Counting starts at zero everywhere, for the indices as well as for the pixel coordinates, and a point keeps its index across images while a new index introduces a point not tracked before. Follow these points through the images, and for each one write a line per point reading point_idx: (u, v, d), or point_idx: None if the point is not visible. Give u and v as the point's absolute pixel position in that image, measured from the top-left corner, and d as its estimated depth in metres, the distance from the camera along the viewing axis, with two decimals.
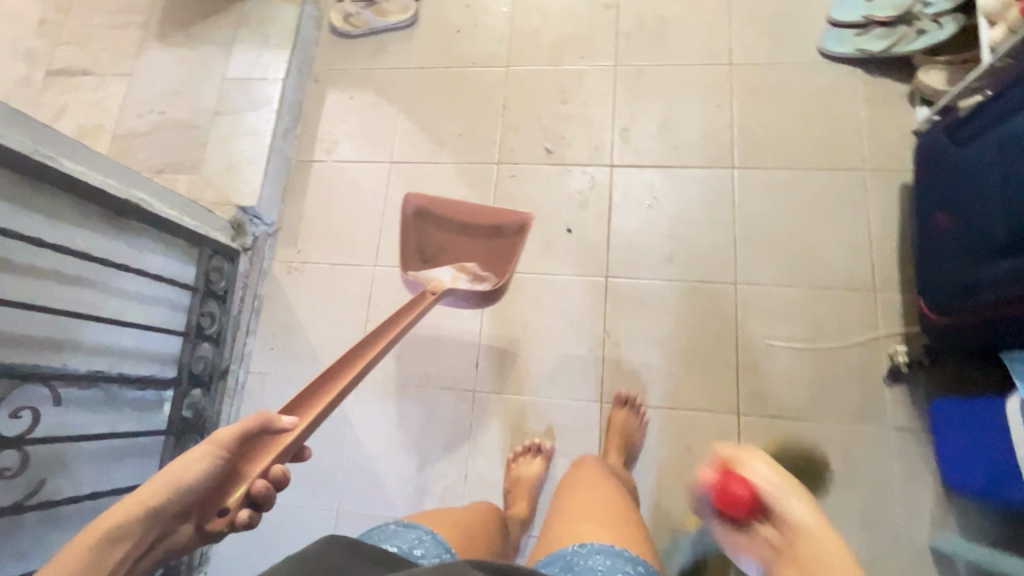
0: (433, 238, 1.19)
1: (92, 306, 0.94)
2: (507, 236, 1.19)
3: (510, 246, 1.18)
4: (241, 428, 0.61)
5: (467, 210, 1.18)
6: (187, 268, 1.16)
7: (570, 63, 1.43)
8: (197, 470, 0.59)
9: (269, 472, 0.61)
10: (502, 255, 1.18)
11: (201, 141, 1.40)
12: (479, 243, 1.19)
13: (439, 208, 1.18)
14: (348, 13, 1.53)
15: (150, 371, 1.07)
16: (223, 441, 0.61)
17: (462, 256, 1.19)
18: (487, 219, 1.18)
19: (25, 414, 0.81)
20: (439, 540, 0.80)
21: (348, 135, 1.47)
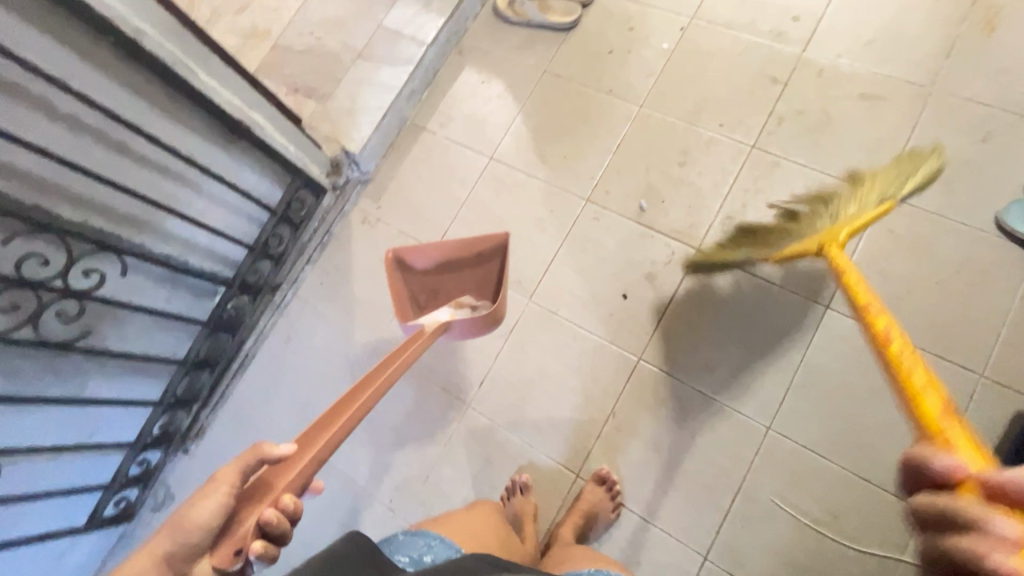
0: (423, 280, 1.21)
1: (180, 203, 1.06)
2: (490, 260, 1.20)
3: (495, 272, 1.20)
4: (244, 462, 0.58)
5: (446, 247, 1.16)
6: (275, 191, 1.28)
7: (705, 127, 1.33)
8: (206, 506, 0.55)
9: (280, 500, 0.58)
10: (490, 278, 1.21)
11: (339, 77, 1.49)
12: (466, 271, 1.21)
13: (416, 251, 1.16)
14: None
15: (213, 269, 1.21)
16: (230, 479, 0.57)
17: (457, 290, 1.22)
18: (466, 250, 1.18)
19: (95, 275, 0.95)
20: (445, 543, 0.91)
21: (465, 117, 1.49)
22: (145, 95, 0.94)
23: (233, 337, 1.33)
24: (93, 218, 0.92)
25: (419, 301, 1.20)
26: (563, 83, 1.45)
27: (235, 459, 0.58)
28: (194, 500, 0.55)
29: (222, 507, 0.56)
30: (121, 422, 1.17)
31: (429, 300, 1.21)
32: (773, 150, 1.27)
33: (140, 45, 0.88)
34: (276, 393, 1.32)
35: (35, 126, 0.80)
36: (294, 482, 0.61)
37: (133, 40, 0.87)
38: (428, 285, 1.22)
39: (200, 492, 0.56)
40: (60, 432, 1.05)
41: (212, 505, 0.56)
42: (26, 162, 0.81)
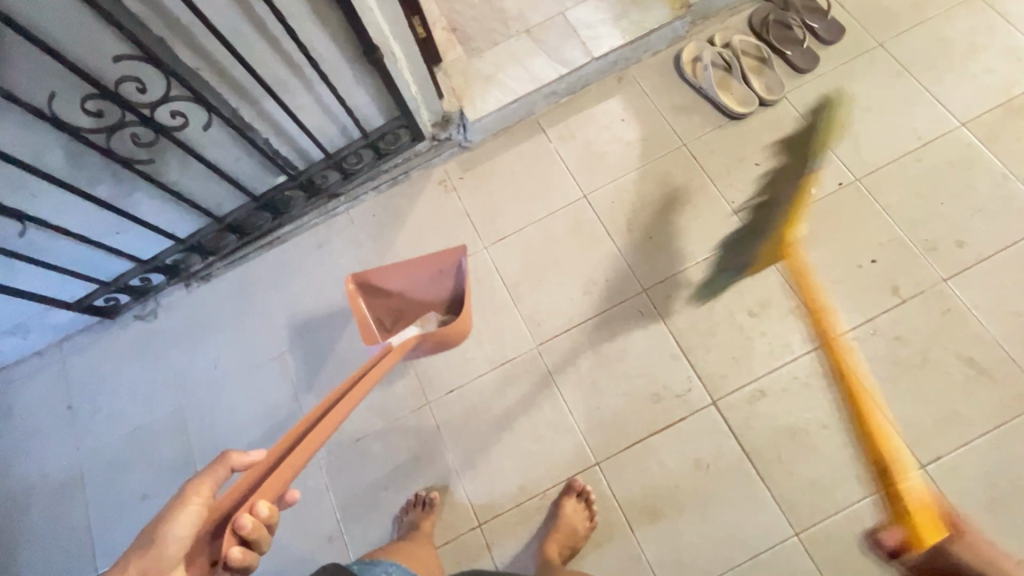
0: (382, 303, 1.25)
1: (286, 91, 1.07)
2: (450, 274, 1.24)
3: (453, 288, 1.25)
4: (215, 474, 0.73)
5: (404, 268, 1.19)
6: (378, 118, 1.27)
7: (799, 292, 1.22)
8: (185, 514, 0.69)
9: (257, 509, 0.60)
10: (453, 291, 1.26)
11: (498, 39, 1.44)
12: (424, 285, 1.25)
13: (374, 275, 1.19)
14: (701, 55, 1.41)
15: (287, 156, 1.23)
16: (205, 490, 0.71)
17: (421, 309, 1.27)
18: (428, 269, 1.21)
19: (181, 119, 0.98)
20: (403, 570, 0.95)
21: (586, 143, 1.42)
22: None
23: (273, 218, 1.36)
24: (203, 70, 0.94)
25: (384, 326, 1.26)
26: (692, 166, 1.36)
27: (204, 474, 0.73)
28: (175, 513, 0.69)
29: (197, 518, 0.69)
30: (143, 241, 1.23)
31: (393, 321, 1.27)
32: (847, 357, 1.17)
33: None
34: (281, 287, 1.39)
35: None
36: (271, 486, 0.62)
37: None
38: (391, 306, 1.27)
39: (178, 505, 0.69)
40: (88, 225, 1.12)
41: (190, 517, 0.69)
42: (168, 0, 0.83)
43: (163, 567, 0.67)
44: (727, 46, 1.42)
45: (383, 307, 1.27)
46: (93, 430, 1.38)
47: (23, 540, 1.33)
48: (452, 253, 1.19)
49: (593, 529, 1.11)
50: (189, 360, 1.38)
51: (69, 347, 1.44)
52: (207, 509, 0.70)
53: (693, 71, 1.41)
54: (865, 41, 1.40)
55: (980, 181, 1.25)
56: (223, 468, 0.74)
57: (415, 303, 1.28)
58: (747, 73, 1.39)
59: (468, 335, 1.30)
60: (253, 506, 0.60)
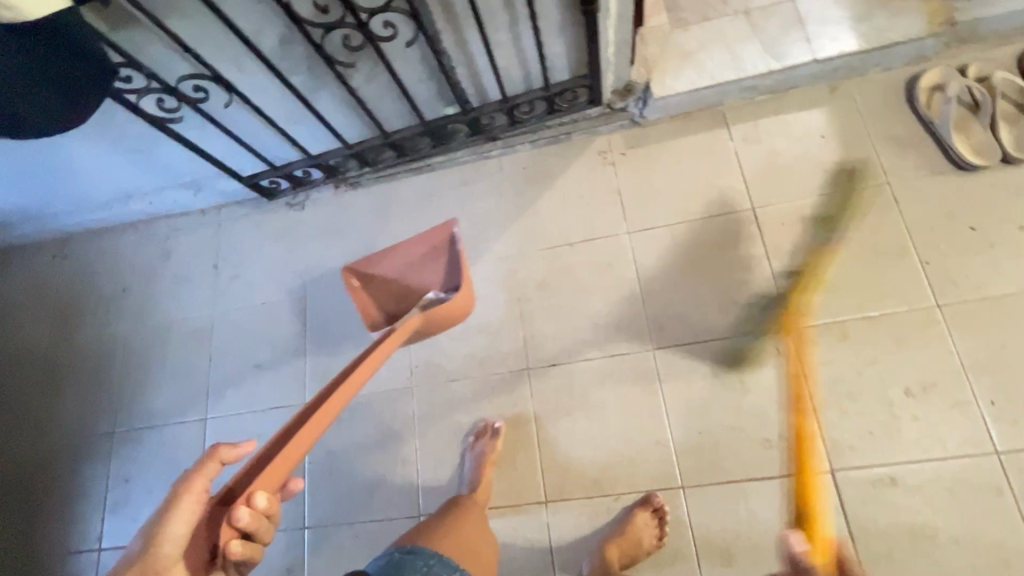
0: (385, 292, 1.30)
1: (492, 23, 1.04)
2: (444, 250, 1.25)
3: (448, 267, 1.26)
4: (207, 471, 0.71)
5: (399, 252, 1.24)
6: (563, 73, 1.22)
7: (974, 386, 1.06)
8: (181, 512, 0.69)
9: (255, 502, 0.68)
10: (447, 268, 1.27)
11: (710, 15, 1.31)
12: (421, 269, 1.28)
13: (367, 262, 1.25)
14: (946, 84, 1.20)
15: (467, 90, 1.22)
16: (201, 488, 0.70)
17: (421, 289, 1.29)
18: (425, 247, 1.24)
19: (390, 30, 0.98)
20: (444, 559, 0.90)
21: (771, 152, 1.28)
22: None
23: (431, 146, 1.37)
24: None
25: (388, 312, 1.30)
26: (888, 209, 1.19)
27: (194, 471, 0.71)
28: (169, 513, 0.69)
29: (191, 514, 0.69)
30: (314, 136, 1.29)
31: (397, 304, 1.30)
32: (1012, 477, 1.00)
33: None
34: (420, 214, 1.43)
35: None
36: (264, 480, 0.70)
37: None
38: (389, 289, 1.31)
39: (171, 504, 0.69)
40: (277, 109, 1.18)
41: (185, 516, 0.69)
42: None
43: (170, 562, 0.68)
44: (982, 78, 1.20)
45: (383, 292, 1.31)
46: (230, 292, 1.53)
47: (156, 366, 1.52)
48: (440, 229, 1.23)
49: (658, 549, 1.08)
50: (321, 256, 1.47)
51: (227, 214, 1.59)
52: (203, 500, 0.70)
53: (927, 99, 1.21)
54: None
55: None
56: (213, 464, 0.72)
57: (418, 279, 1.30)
58: (996, 119, 1.16)
59: (585, 315, 1.26)
60: (250, 497, 0.68)
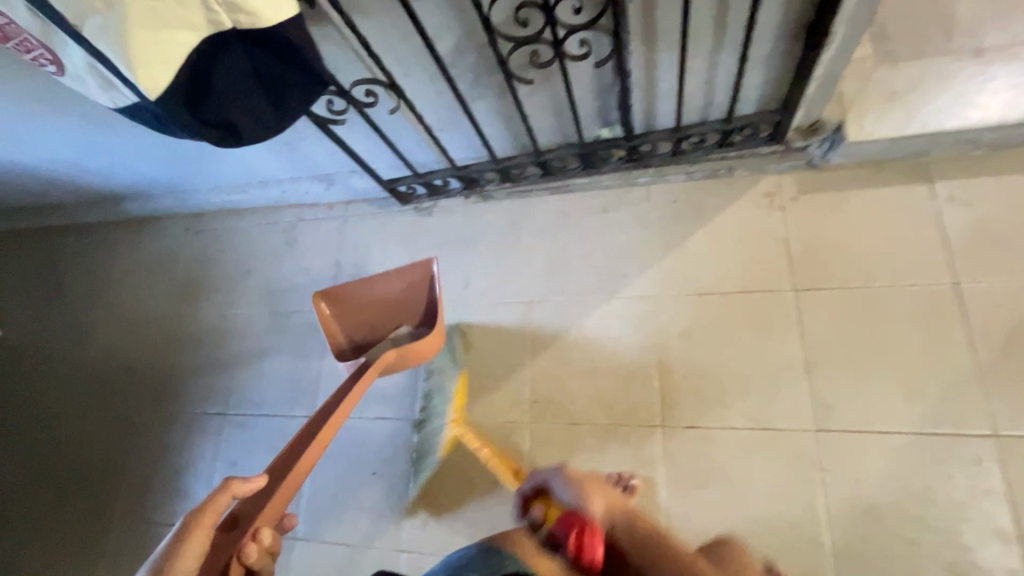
0: (353, 318, 1.19)
1: (696, 48, 0.92)
2: (420, 286, 1.16)
3: (427, 301, 1.17)
4: (219, 503, 0.64)
5: (370, 284, 1.15)
6: (749, 105, 1.08)
7: None
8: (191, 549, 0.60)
9: (264, 536, 0.66)
10: (423, 306, 1.18)
11: (926, 52, 1.14)
12: (400, 297, 1.18)
13: (346, 289, 1.15)
14: None
15: (637, 114, 1.11)
16: (211, 520, 0.63)
17: (386, 326, 1.20)
18: (398, 284, 1.15)
19: (585, 48, 0.89)
20: None
21: (985, 218, 1.09)
22: None
23: (578, 168, 1.28)
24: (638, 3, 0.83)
25: (354, 343, 1.19)
26: None
27: (206, 504, 0.63)
28: (179, 545, 0.60)
29: (202, 549, 0.61)
30: (463, 146, 1.23)
31: (367, 336, 1.20)
32: None
33: None
34: (555, 237, 1.34)
35: None
36: (270, 513, 0.70)
37: None
38: (362, 320, 1.20)
39: (179, 537, 0.60)
40: (435, 116, 1.13)
41: (197, 547, 0.60)
42: None
43: None
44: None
45: (353, 322, 1.21)
46: None
47: (270, 352, 1.54)
48: (422, 264, 1.14)
49: None
50: (443, 266, 1.41)
51: (353, 209, 1.57)
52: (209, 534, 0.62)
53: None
54: None
55: None
56: (225, 495, 0.66)
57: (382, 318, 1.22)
58: None
59: (732, 376, 1.13)
60: (257, 533, 0.67)
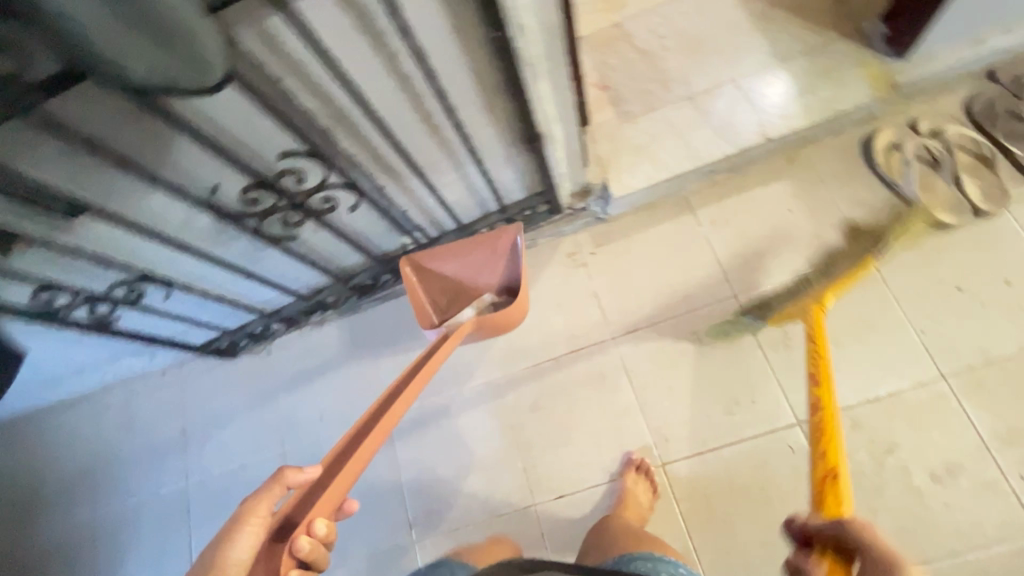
0: (440, 284, 1.18)
1: (437, 169, 0.99)
2: (506, 254, 1.15)
3: (506, 270, 1.18)
4: (272, 495, 0.68)
5: (456, 251, 1.12)
6: (518, 192, 1.17)
7: (995, 462, 1.02)
8: (242, 543, 0.64)
9: (315, 530, 0.63)
10: (506, 273, 1.18)
11: (655, 104, 1.29)
12: (478, 265, 1.17)
13: (429, 257, 1.12)
14: (901, 145, 1.19)
15: (421, 225, 1.16)
16: (261, 514, 0.67)
17: (482, 287, 1.18)
18: (476, 254, 1.14)
19: (331, 203, 0.92)
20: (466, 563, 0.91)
21: (743, 231, 1.25)
22: (485, 85, 0.83)
23: (395, 279, 1.30)
24: (361, 158, 0.87)
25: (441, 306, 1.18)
26: (873, 279, 1.16)
27: (261, 492, 0.68)
28: (232, 534, 0.65)
29: (254, 538, 0.65)
30: (268, 294, 1.21)
31: (450, 299, 1.19)
32: None
33: (516, 53, 0.74)
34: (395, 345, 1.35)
35: (369, 72, 0.72)
36: (329, 497, 0.68)
37: (511, 47, 0.73)
38: (446, 287, 1.20)
39: (234, 525, 0.65)
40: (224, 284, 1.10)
41: (248, 538, 0.65)
42: (340, 95, 0.74)
43: None
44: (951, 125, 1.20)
45: (437, 290, 1.20)
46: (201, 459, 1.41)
47: (129, 555, 1.38)
48: (506, 232, 1.13)
49: None
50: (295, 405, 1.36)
51: (178, 376, 1.47)
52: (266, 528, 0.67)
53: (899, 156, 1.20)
54: None
55: None
56: (277, 484, 0.69)
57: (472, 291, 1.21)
58: (959, 174, 1.16)
59: (585, 434, 1.20)
60: (310, 528, 0.64)
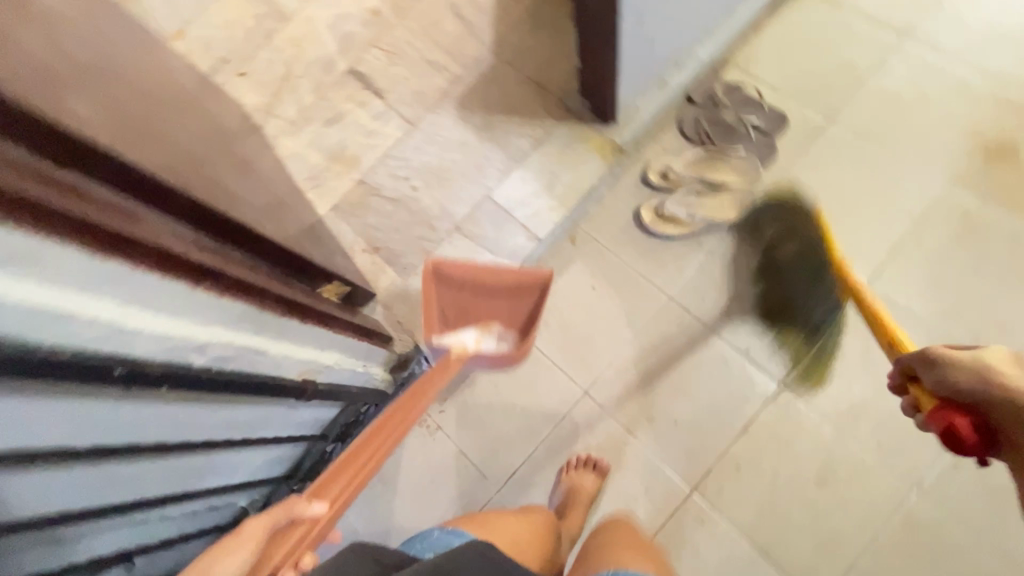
0: (456, 296, 1.16)
1: (213, 475, 0.84)
2: (528, 297, 1.20)
3: (529, 308, 1.20)
4: (271, 516, 0.67)
5: (488, 275, 1.13)
6: (325, 412, 1.09)
7: (855, 442, 1.09)
8: (236, 560, 0.59)
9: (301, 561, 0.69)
10: (523, 312, 1.21)
11: (429, 248, 1.27)
12: (500, 303, 1.20)
13: (458, 270, 1.13)
14: (662, 206, 1.26)
15: (234, 508, 1.01)
16: (252, 538, 0.62)
17: (487, 313, 1.19)
18: (507, 282, 1.16)
19: None
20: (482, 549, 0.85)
21: (563, 325, 1.25)
22: (217, 406, 0.73)
23: None
24: (116, 540, 0.71)
25: (444, 317, 1.16)
26: (692, 317, 1.21)
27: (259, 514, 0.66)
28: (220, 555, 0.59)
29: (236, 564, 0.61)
30: None
31: (453, 314, 1.17)
32: (937, 502, 1.04)
33: (213, 371, 0.67)
34: None
35: (74, 499, 0.58)
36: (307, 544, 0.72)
37: (205, 375, 0.66)
38: (458, 299, 1.17)
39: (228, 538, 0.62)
40: None
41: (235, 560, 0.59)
42: (52, 539, 0.58)
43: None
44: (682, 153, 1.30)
45: (449, 299, 1.17)
46: None
47: None
48: (535, 274, 1.17)
49: None
50: None
51: None
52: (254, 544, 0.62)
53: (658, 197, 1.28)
54: (812, 120, 1.29)
55: (994, 249, 1.15)
56: (281, 514, 0.69)
57: (484, 308, 1.20)
58: (711, 205, 1.24)
59: None
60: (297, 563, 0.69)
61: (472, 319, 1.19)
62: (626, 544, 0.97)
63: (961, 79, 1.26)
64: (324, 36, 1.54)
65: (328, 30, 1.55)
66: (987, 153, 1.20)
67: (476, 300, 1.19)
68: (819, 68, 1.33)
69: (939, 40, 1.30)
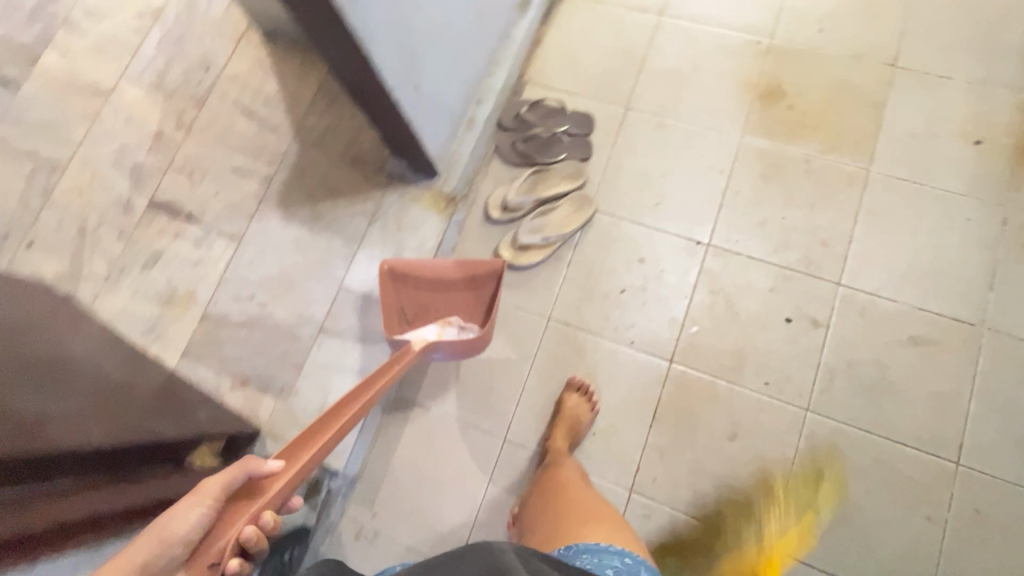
0: (416, 295, 1.22)
1: None
2: (486, 287, 1.21)
3: (488, 298, 1.21)
4: (229, 474, 0.70)
5: (440, 268, 1.19)
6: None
7: (749, 389, 1.16)
8: (187, 516, 0.66)
9: (261, 517, 0.69)
10: (483, 307, 1.22)
11: (299, 360, 1.21)
12: (460, 297, 1.22)
13: (409, 266, 1.19)
14: (516, 239, 1.28)
15: None
16: (213, 492, 0.68)
17: (446, 311, 1.21)
18: (461, 274, 1.20)
19: None
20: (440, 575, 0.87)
21: (461, 383, 1.24)
22: None
23: None
24: None
25: (406, 317, 1.22)
26: (575, 330, 1.24)
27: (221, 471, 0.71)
28: (178, 509, 0.66)
29: (196, 516, 0.66)
30: None
31: (415, 314, 1.22)
32: (831, 414, 1.13)
33: None
34: None
35: None
36: (274, 497, 0.71)
37: None
38: (416, 300, 1.23)
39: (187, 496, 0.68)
40: None
41: (191, 515, 0.66)
42: None
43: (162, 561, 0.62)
44: (514, 179, 1.34)
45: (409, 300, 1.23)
46: None
47: None
48: (488, 262, 1.20)
49: None
50: None
51: None
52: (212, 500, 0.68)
53: (507, 227, 1.31)
54: (613, 113, 1.38)
55: (796, 176, 1.27)
56: (240, 472, 0.71)
57: (443, 307, 1.23)
58: (557, 220, 1.29)
59: None
60: (257, 517, 0.69)
61: (433, 317, 1.22)
62: (608, 523, 0.91)
63: (720, 38, 1.40)
64: (111, 175, 1.41)
65: (113, 168, 1.41)
66: (761, 96, 1.34)
67: (434, 301, 1.23)
68: (603, 63, 1.42)
69: (690, 10, 1.43)
